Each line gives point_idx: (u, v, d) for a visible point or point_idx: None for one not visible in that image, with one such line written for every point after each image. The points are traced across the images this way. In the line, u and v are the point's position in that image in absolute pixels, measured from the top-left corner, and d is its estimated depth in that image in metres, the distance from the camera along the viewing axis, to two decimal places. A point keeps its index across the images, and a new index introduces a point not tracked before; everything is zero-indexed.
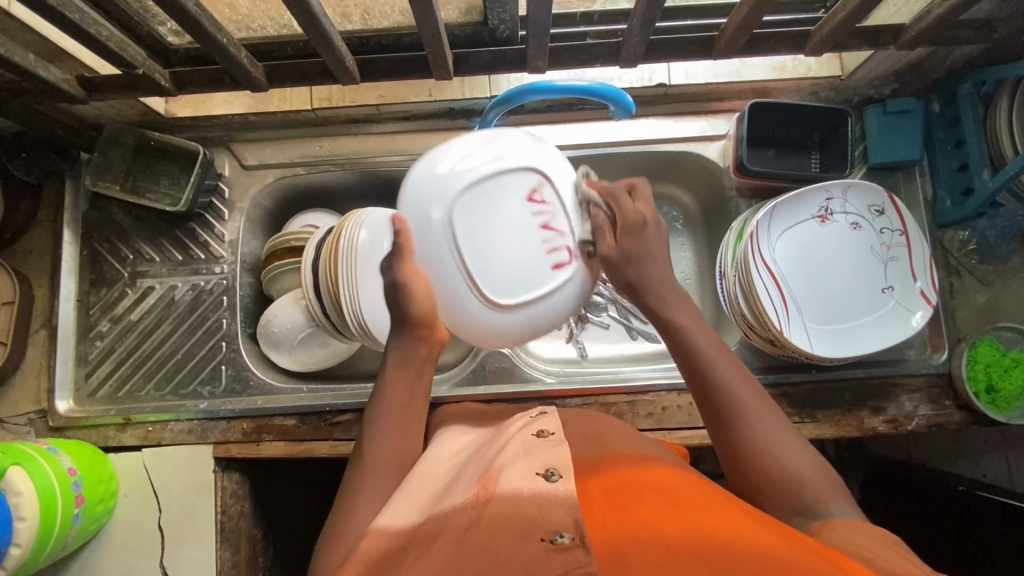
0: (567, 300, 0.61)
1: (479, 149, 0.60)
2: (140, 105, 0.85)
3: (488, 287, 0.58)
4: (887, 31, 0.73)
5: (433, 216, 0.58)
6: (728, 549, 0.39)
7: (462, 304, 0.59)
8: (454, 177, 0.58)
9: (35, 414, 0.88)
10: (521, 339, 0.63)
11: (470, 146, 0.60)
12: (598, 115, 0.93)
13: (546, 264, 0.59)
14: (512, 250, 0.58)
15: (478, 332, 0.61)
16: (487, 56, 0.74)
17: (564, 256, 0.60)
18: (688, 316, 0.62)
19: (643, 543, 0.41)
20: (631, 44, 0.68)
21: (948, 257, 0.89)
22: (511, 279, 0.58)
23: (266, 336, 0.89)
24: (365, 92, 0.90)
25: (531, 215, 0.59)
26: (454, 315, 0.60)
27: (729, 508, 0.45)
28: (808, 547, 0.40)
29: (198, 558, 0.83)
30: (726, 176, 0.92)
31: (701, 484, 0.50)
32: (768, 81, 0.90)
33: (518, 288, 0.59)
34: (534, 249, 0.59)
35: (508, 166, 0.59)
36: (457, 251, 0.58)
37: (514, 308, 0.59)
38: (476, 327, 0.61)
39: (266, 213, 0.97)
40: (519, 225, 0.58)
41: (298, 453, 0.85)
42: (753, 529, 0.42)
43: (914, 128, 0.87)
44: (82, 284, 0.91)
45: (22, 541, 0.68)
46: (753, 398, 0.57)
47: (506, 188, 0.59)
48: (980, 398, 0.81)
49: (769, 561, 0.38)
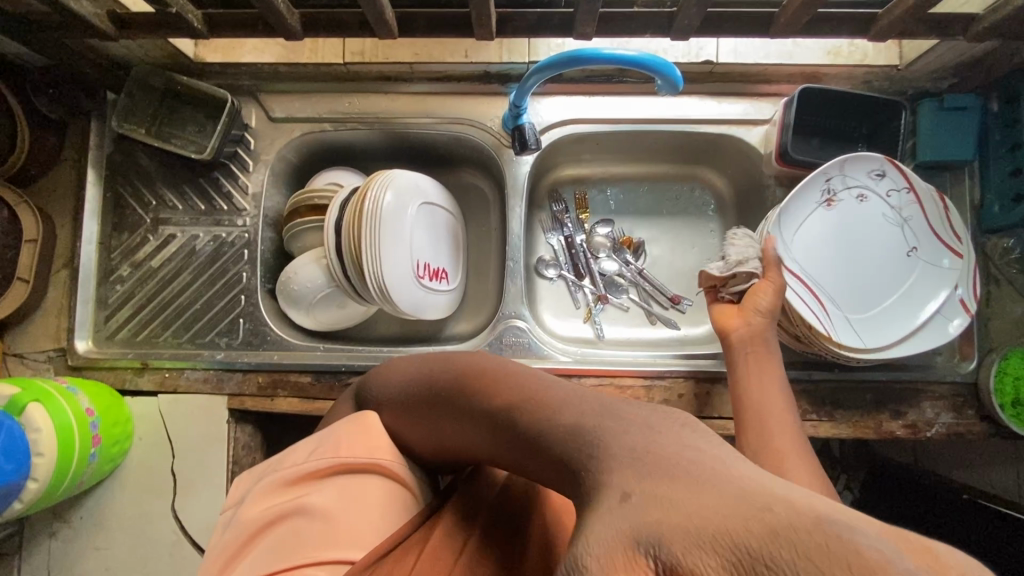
0: (830, 194, 0.81)
1: (877, 217, 0.82)
2: (170, 47, 0.83)
3: (838, 240, 0.82)
4: (958, 20, 0.69)
5: (854, 219, 0.82)
6: None
7: (816, 266, 0.81)
8: (878, 211, 0.81)
9: (55, 353, 0.88)
10: (812, 239, 0.81)
11: (883, 224, 0.82)
12: (638, 89, 0.89)
13: (829, 207, 0.81)
14: (856, 227, 0.82)
15: (811, 238, 0.81)
16: (532, 18, 0.70)
17: (832, 203, 0.81)
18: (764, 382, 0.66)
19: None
20: (686, 15, 0.65)
21: (988, 264, 0.86)
22: (848, 217, 0.82)
23: (285, 292, 0.88)
24: (399, 49, 0.87)
25: (887, 264, 0.82)
26: (809, 264, 0.80)
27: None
28: None
29: (208, 506, 0.84)
30: (767, 164, 0.89)
31: None
32: (820, 66, 0.86)
33: (829, 221, 0.81)
34: (846, 215, 0.82)
35: (884, 208, 0.81)
36: (847, 240, 0.82)
37: (833, 214, 0.81)
38: (812, 257, 0.81)
39: (291, 167, 0.95)
40: (859, 227, 0.82)
41: (310, 411, 0.85)
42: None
43: (969, 126, 0.83)
44: (105, 227, 0.91)
45: (40, 476, 0.69)
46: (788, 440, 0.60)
47: (865, 210, 0.81)
48: (1004, 411, 0.79)
49: None
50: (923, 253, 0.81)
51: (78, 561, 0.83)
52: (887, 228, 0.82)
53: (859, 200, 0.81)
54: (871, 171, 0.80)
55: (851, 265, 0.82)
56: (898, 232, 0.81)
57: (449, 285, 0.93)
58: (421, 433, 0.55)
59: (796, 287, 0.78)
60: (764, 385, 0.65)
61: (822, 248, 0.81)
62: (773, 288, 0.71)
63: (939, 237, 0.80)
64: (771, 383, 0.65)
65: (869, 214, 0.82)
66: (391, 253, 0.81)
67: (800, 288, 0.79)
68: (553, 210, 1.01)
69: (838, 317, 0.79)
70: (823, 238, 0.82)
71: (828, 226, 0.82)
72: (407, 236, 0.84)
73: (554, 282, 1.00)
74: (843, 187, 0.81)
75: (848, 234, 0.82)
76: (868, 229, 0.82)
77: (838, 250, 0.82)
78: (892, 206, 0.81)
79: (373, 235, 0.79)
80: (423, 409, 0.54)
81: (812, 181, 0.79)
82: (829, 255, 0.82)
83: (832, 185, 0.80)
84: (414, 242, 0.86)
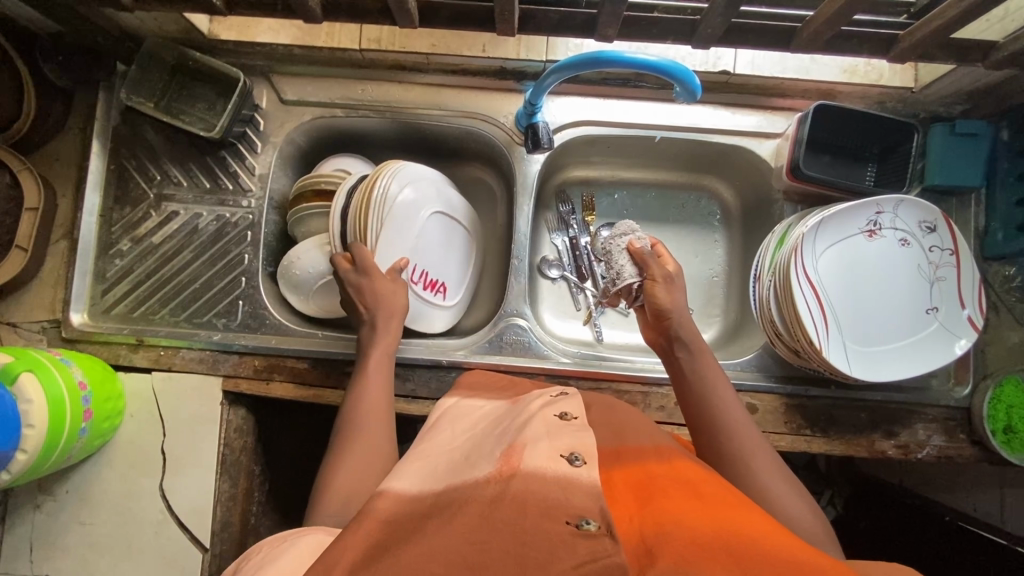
0: (872, 227, 0.81)
1: (909, 267, 0.81)
2: (185, 22, 0.82)
3: (866, 280, 0.81)
4: (978, 47, 0.69)
5: (887, 259, 0.81)
6: (744, 546, 0.40)
7: (838, 296, 0.80)
8: (913, 261, 0.81)
9: (48, 324, 0.87)
10: (839, 265, 0.80)
11: (913, 276, 0.81)
12: (653, 94, 0.88)
13: (866, 239, 0.81)
14: (887, 271, 0.81)
15: (841, 262, 0.80)
16: (555, 17, 0.70)
17: (872, 234, 0.81)
18: (717, 377, 0.67)
19: (668, 532, 0.42)
20: (709, 24, 0.65)
21: (988, 290, 0.87)
22: (882, 257, 0.81)
23: (287, 277, 0.87)
24: (416, 39, 0.86)
25: (907, 313, 0.81)
26: (831, 290, 0.79)
27: (746, 505, 0.47)
28: (826, 558, 0.40)
29: (198, 486, 0.83)
30: (776, 178, 0.89)
31: (724, 481, 0.52)
32: (836, 84, 0.86)
33: (864, 251, 0.81)
34: (883, 257, 0.81)
35: (919, 260, 0.81)
36: (872, 280, 0.81)
37: (869, 249, 0.81)
38: (828, 276, 0.80)
39: (298, 150, 0.94)
40: (892, 273, 0.81)
41: (307, 397, 0.84)
42: (767, 524, 0.44)
43: (978, 154, 0.83)
44: (107, 200, 0.90)
45: (29, 448, 0.67)
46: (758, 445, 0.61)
47: (900, 257, 0.81)
48: (996, 437, 0.80)
49: (782, 562, 0.39)
50: (943, 314, 0.80)
51: (62, 534, 0.83)
52: (915, 279, 0.81)
53: (900, 243, 0.81)
54: (923, 222, 0.80)
55: (870, 297, 0.81)
56: (927, 288, 0.81)
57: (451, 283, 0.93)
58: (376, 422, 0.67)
59: (808, 297, 0.77)
60: (716, 383, 0.67)
61: (849, 272, 0.81)
62: (661, 282, 0.72)
63: (965, 303, 0.80)
64: (719, 380, 0.67)
65: (902, 260, 0.81)
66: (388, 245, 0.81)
67: (812, 301, 0.77)
68: (560, 210, 1.01)
69: (843, 336, 0.79)
70: (853, 272, 0.81)
71: (862, 256, 0.81)
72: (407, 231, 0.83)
73: (556, 283, 1.00)
74: (891, 225, 0.80)
75: (881, 269, 0.81)
76: (894, 276, 0.81)
77: (859, 286, 0.81)
78: (930, 260, 0.81)
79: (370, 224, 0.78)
80: (361, 397, 0.68)
81: (861, 209, 0.79)
82: (855, 288, 0.81)
83: (877, 217, 0.80)
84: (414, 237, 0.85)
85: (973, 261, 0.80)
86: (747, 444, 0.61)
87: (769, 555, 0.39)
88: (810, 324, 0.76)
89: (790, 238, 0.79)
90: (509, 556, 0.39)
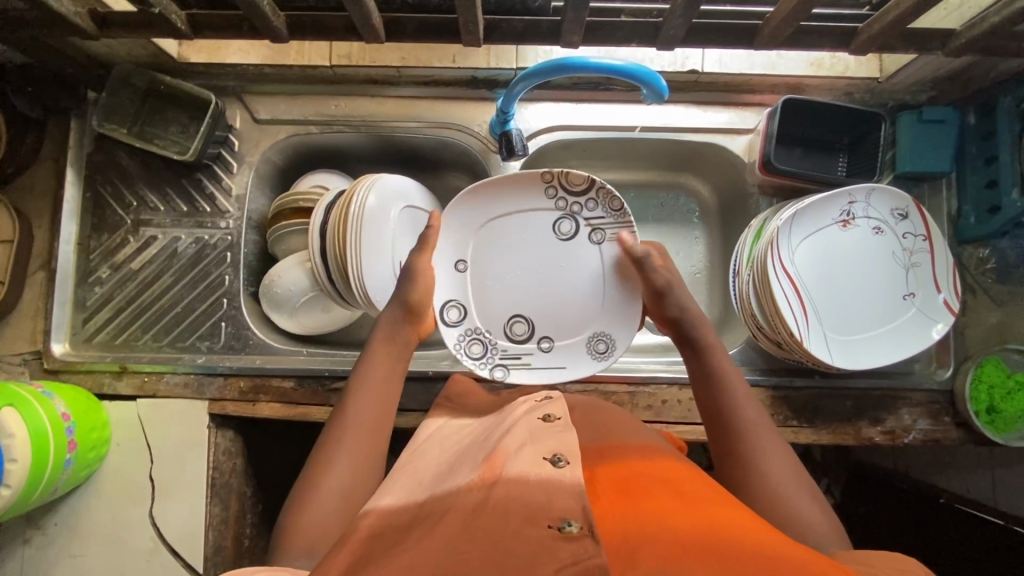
0: (847, 216, 0.81)
1: (885, 255, 0.82)
2: (153, 47, 0.82)
3: (846, 270, 0.82)
4: (936, 36, 0.70)
5: (866, 249, 0.82)
6: (727, 546, 0.40)
7: (816, 287, 0.81)
8: (887, 248, 0.82)
9: (30, 355, 0.86)
10: (815, 256, 0.81)
11: (886, 263, 0.82)
12: (624, 97, 0.89)
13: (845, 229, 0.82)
14: (869, 262, 0.82)
15: (819, 251, 0.82)
16: (519, 26, 0.71)
17: (848, 224, 0.82)
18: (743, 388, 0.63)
19: (651, 534, 0.42)
20: (672, 26, 0.66)
21: (964, 274, 0.88)
22: (868, 247, 0.82)
23: (269, 296, 0.87)
24: (386, 53, 0.86)
25: (886, 300, 0.82)
26: (806, 280, 0.80)
27: (728, 505, 0.47)
28: (811, 559, 0.40)
29: (186, 512, 0.83)
30: (750, 173, 0.90)
31: (703, 478, 0.52)
32: (803, 77, 0.87)
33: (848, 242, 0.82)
34: (863, 245, 0.82)
35: (895, 247, 0.82)
36: (850, 269, 0.82)
37: (847, 238, 0.82)
38: (804, 267, 0.80)
39: (276, 169, 0.94)
40: (870, 260, 0.82)
41: (294, 416, 0.84)
42: (751, 524, 0.44)
43: (947, 138, 0.84)
44: (84, 228, 0.89)
45: (13, 483, 0.67)
46: (787, 468, 0.57)
47: (878, 246, 0.82)
48: (979, 418, 0.81)
49: (764, 561, 0.38)
50: (920, 299, 0.81)
51: (52, 568, 0.82)
52: (891, 266, 0.82)
53: (873, 231, 0.82)
54: (895, 210, 0.81)
55: (849, 287, 0.82)
56: (902, 274, 0.82)
57: (558, 350, 0.79)
58: (368, 436, 0.61)
59: (786, 288, 0.78)
60: (745, 406, 0.61)
61: (827, 263, 0.82)
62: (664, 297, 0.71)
63: (939, 288, 0.81)
64: (750, 401, 0.62)
65: (882, 249, 0.82)
66: (501, 228, 0.79)
67: (790, 293, 0.78)
68: None
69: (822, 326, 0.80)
70: (837, 264, 0.82)
71: (838, 246, 0.82)
72: (548, 248, 0.79)
73: None
74: (864, 214, 0.81)
75: (858, 258, 0.82)
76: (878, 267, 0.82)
77: (838, 276, 0.82)
78: (903, 246, 0.82)
79: (525, 197, 0.79)
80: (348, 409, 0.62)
81: (833, 199, 0.80)
82: (834, 276, 0.82)
83: (850, 207, 0.81)
84: (541, 258, 0.79)
85: (945, 246, 0.82)
86: (775, 479, 0.56)
87: (751, 554, 0.39)
88: (789, 316, 0.77)
89: (767, 231, 0.80)
90: (490, 560, 0.39)
